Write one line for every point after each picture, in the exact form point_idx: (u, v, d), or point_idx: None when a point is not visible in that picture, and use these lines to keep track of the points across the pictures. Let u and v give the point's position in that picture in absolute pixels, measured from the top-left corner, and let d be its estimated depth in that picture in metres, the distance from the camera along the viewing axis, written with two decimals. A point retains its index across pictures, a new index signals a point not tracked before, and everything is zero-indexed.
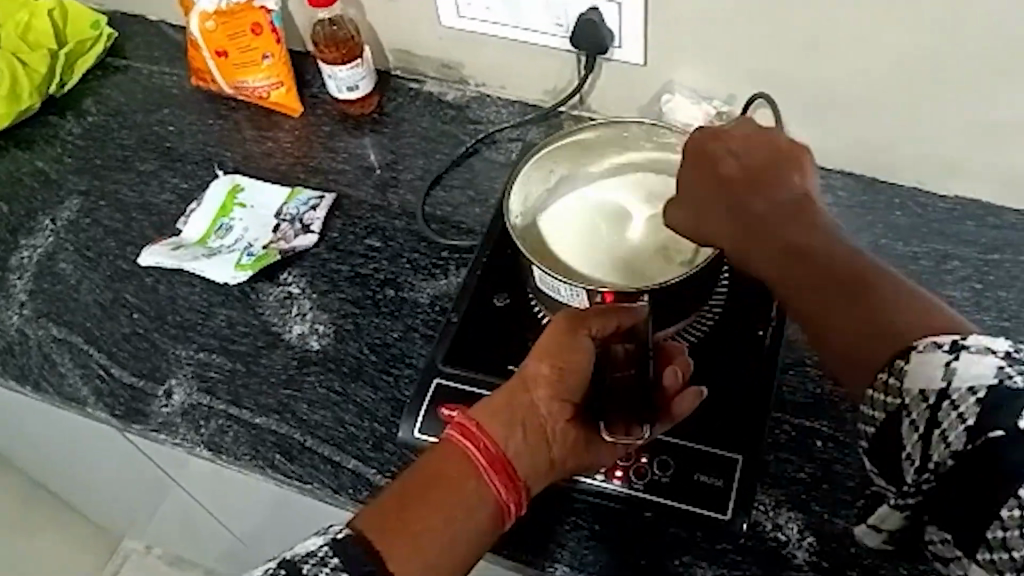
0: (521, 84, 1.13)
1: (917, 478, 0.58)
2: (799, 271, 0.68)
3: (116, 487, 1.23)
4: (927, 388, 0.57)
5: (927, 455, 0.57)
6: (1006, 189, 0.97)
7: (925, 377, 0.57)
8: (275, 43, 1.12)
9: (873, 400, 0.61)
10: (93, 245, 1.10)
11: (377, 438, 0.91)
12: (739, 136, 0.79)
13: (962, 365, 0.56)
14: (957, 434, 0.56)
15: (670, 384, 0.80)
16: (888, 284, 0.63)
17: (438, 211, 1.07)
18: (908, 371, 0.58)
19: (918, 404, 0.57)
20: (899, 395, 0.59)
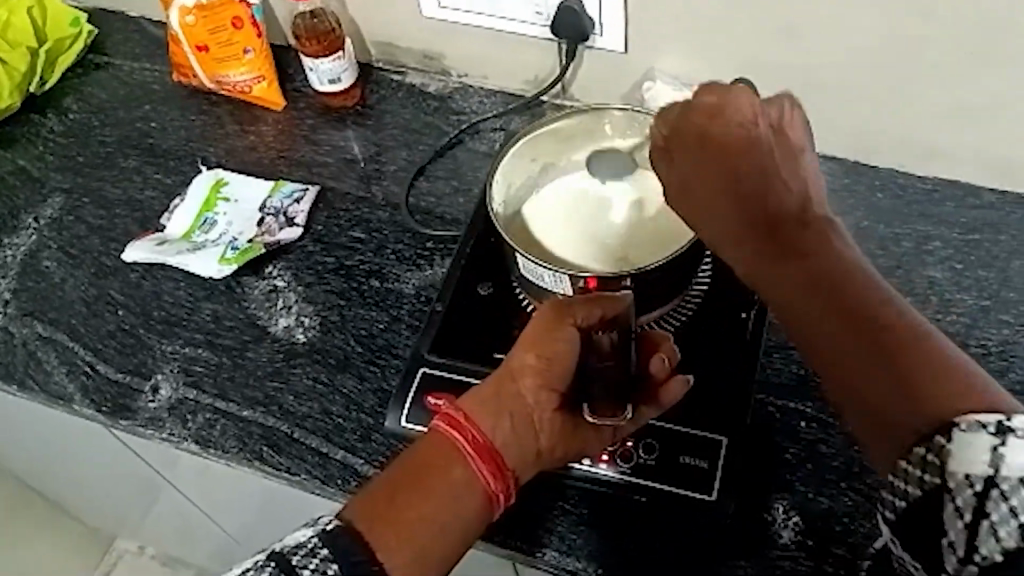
0: (503, 74, 1.13)
1: (958, 565, 0.56)
2: (809, 285, 0.65)
3: (107, 487, 1.22)
4: (974, 475, 0.54)
5: (974, 547, 0.55)
6: (987, 170, 0.98)
7: (974, 466, 0.54)
8: (256, 36, 1.12)
9: (908, 475, 0.58)
10: (76, 243, 1.09)
11: (365, 429, 0.92)
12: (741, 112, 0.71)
13: (1012, 454, 0.54)
14: (1009, 528, 0.54)
15: (657, 373, 0.79)
16: (916, 339, 0.59)
17: (422, 202, 1.08)
18: (953, 454, 0.55)
19: (963, 488, 0.55)
20: (939, 476, 0.56)
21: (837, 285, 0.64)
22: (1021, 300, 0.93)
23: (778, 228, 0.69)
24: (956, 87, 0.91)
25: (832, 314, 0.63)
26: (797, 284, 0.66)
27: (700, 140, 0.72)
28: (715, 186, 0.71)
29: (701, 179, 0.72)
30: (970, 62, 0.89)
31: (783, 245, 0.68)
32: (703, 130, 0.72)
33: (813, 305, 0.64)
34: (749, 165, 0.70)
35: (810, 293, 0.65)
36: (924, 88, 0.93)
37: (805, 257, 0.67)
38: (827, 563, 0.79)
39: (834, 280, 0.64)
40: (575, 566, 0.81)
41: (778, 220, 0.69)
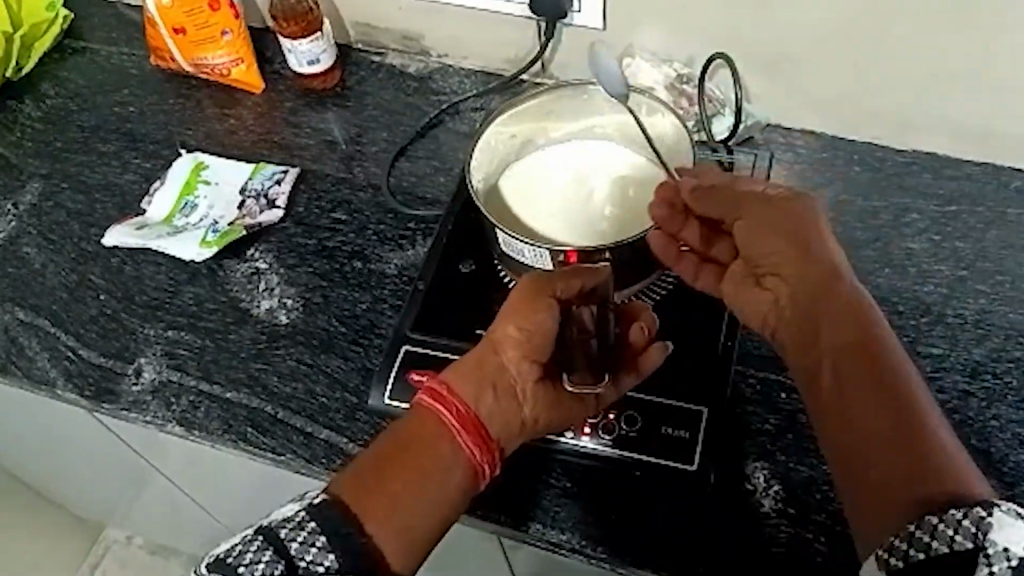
0: (483, 54, 1.12)
1: None
2: (843, 354, 0.67)
3: (94, 474, 1.21)
4: (1014, 549, 0.53)
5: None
6: (962, 141, 0.98)
7: (1014, 540, 0.53)
8: (234, 18, 1.11)
9: (937, 532, 0.55)
10: (56, 228, 1.09)
11: (349, 408, 0.92)
12: (802, 203, 0.74)
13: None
14: None
15: (637, 340, 0.81)
16: (934, 433, 0.61)
17: (403, 182, 1.08)
18: (998, 525, 0.53)
19: (1001, 557, 0.53)
20: (973, 539, 0.54)
21: (874, 365, 0.65)
22: (997, 270, 0.94)
23: (823, 306, 0.69)
24: (929, 57, 0.92)
25: (861, 389, 0.64)
26: (834, 360, 0.67)
27: (740, 214, 0.76)
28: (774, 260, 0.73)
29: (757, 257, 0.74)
30: (941, 31, 0.89)
31: (826, 326, 0.69)
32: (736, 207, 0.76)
33: (849, 380, 0.65)
34: (803, 253, 0.72)
35: (845, 365, 0.66)
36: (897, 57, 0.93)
37: (846, 334, 0.67)
38: (807, 530, 0.80)
39: (874, 360, 0.65)
40: (559, 538, 0.82)
41: (826, 297, 0.69)
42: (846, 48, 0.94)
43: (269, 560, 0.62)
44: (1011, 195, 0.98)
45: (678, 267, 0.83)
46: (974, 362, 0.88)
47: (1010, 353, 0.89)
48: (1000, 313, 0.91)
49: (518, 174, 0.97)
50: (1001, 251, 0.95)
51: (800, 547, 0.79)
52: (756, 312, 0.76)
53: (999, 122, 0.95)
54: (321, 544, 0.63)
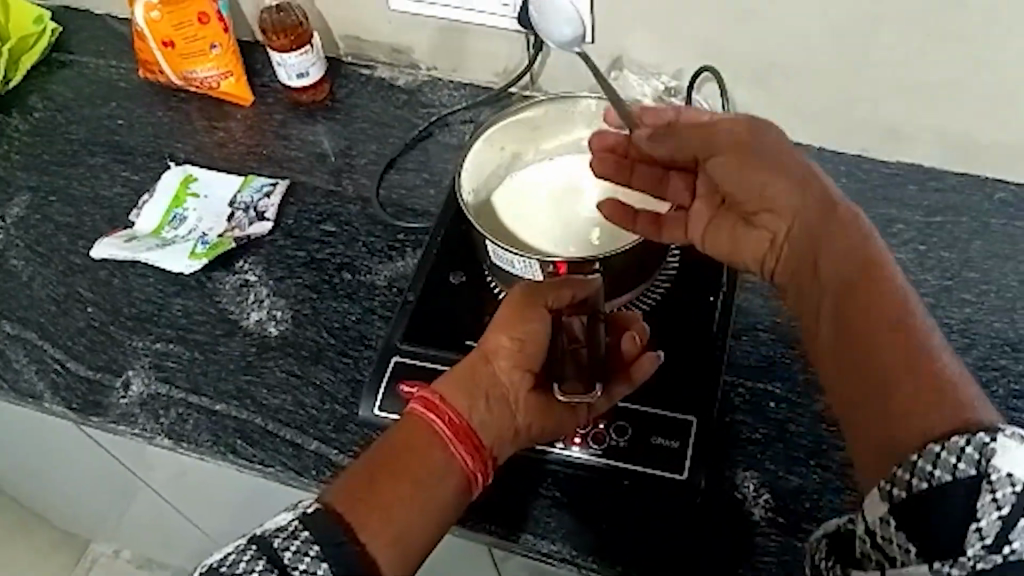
0: (471, 66, 1.13)
1: (977, 553, 0.52)
2: (842, 287, 0.65)
3: (79, 488, 1.20)
4: (1017, 474, 0.52)
5: (1006, 537, 0.52)
6: (950, 149, 0.99)
7: (1018, 465, 0.52)
8: (222, 31, 1.11)
9: (940, 461, 0.53)
10: (44, 241, 1.08)
11: (339, 419, 0.92)
12: (764, 133, 0.73)
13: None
14: None
15: (629, 349, 0.81)
16: (936, 358, 0.58)
17: (393, 194, 1.08)
18: (1004, 452, 0.52)
19: (1006, 485, 0.52)
20: (976, 466, 0.53)
21: (871, 297, 0.62)
22: (982, 279, 0.95)
23: (822, 241, 0.67)
24: (919, 60, 0.92)
25: (861, 322, 0.62)
26: (834, 296, 0.65)
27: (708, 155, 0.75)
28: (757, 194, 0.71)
29: (739, 195, 0.72)
30: (932, 28, 0.89)
31: (822, 261, 0.67)
32: (708, 146, 0.75)
33: (849, 316, 0.63)
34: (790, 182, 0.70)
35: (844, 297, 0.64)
36: (887, 58, 0.93)
37: (844, 267, 0.65)
38: (796, 537, 0.80)
39: (874, 291, 0.62)
40: (550, 548, 0.82)
41: (820, 229, 0.67)
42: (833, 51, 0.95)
43: (263, 569, 0.62)
44: (994, 206, 0.99)
45: (640, 227, 0.84)
46: None
47: (995, 361, 0.89)
48: (986, 322, 0.92)
49: (507, 185, 0.97)
50: (985, 260, 0.96)
51: (790, 555, 0.80)
52: (755, 253, 0.74)
53: (987, 128, 0.96)
54: (314, 553, 0.62)
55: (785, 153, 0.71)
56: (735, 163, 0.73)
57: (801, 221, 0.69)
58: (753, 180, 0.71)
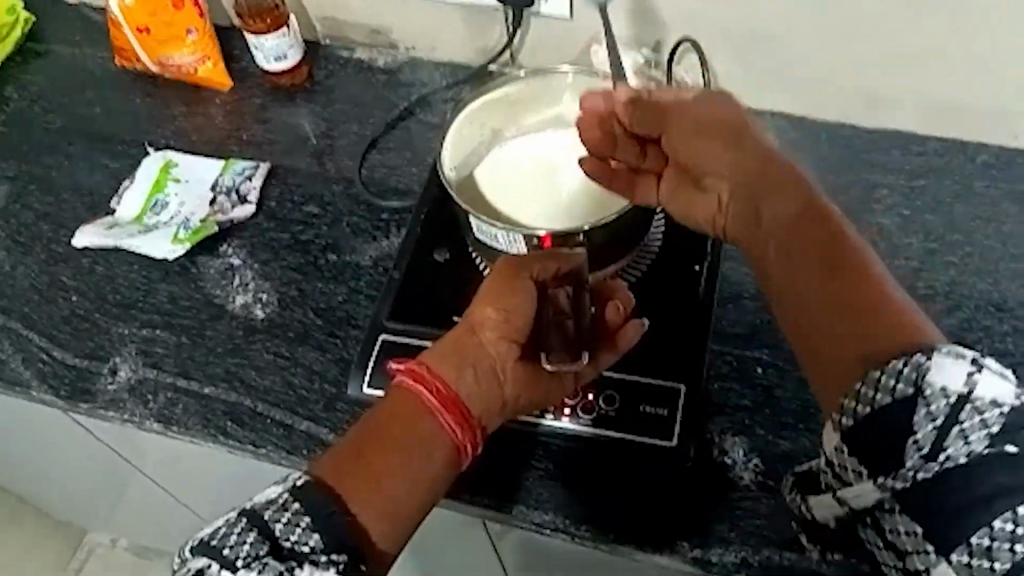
0: (449, 45, 1.13)
1: (918, 464, 0.55)
2: (789, 232, 0.68)
3: (68, 475, 1.19)
4: (951, 387, 0.55)
5: (940, 445, 0.55)
6: (928, 117, 1.00)
7: (951, 379, 0.55)
8: (198, 16, 1.10)
9: (881, 385, 0.58)
10: (25, 231, 1.08)
11: (328, 399, 0.92)
12: (720, 99, 0.76)
13: (987, 380, 0.55)
14: (978, 434, 0.54)
15: (612, 319, 0.81)
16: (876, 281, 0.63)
17: (376, 174, 1.07)
18: (937, 368, 0.56)
19: (939, 398, 0.55)
20: (914, 385, 0.56)
21: (813, 233, 0.67)
22: (966, 241, 0.95)
23: (763, 192, 0.70)
24: (899, 28, 0.92)
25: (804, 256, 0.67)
26: (780, 242, 0.69)
27: (667, 125, 0.77)
28: (700, 155, 0.74)
29: (690, 158, 0.75)
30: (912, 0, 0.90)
31: (766, 212, 0.70)
32: (665, 114, 0.77)
33: (795, 254, 0.67)
34: (729, 137, 0.73)
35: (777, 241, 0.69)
36: (864, 30, 0.94)
37: (788, 215, 0.69)
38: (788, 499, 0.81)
39: (813, 227, 0.67)
40: (543, 519, 0.82)
41: (759, 181, 0.71)
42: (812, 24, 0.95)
43: (255, 541, 0.62)
44: (975, 168, 0.99)
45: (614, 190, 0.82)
46: (945, 332, 0.90)
47: (979, 322, 0.90)
48: (969, 284, 0.93)
49: (488, 160, 0.98)
50: (968, 223, 0.96)
51: (781, 517, 0.80)
52: (705, 215, 0.76)
53: (963, 96, 0.97)
54: (306, 524, 0.63)
55: (735, 114, 0.75)
56: (688, 125, 0.75)
57: (740, 177, 0.72)
58: (704, 142, 0.74)
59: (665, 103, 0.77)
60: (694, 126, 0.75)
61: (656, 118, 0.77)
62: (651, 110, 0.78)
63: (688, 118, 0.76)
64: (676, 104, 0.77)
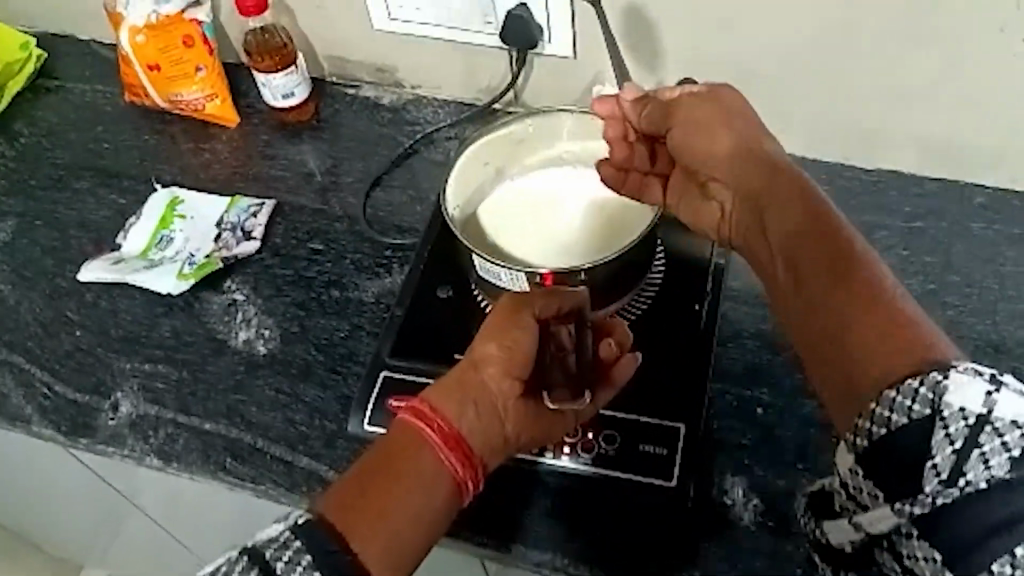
0: (454, 83, 1.14)
1: (938, 489, 0.53)
2: (795, 242, 0.67)
3: (68, 511, 1.19)
4: (969, 408, 0.54)
5: (960, 470, 0.53)
6: (925, 158, 1.01)
7: (970, 398, 0.54)
8: (208, 54, 1.12)
9: (897, 406, 0.55)
10: (31, 265, 1.08)
11: (329, 436, 0.92)
12: (723, 94, 0.78)
13: (1007, 400, 0.54)
14: (998, 459, 0.53)
15: (607, 356, 0.81)
16: (886, 291, 0.61)
17: (379, 211, 1.08)
18: (954, 389, 0.54)
19: (957, 420, 0.54)
20: (931, 406, 0.54)
21: (820, 243, 0.65)
22: (965, 282, 0.95)
23: (769, 200, 0.71)
24: (897, 69, 0.94)
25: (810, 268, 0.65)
26: (785, 251, 0.68)
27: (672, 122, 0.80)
28: (705, 158, 0.77)
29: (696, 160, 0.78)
30: (908, 43, 0.91)
31: (770, 221, 0.70)
32: (670, 113, 0.80)
33: (801, 269, 0.66)
34: (737, 142, 0.75)
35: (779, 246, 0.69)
36: (864, 70, 0.95)
37: (791, 225, 0.68)
38: (788, 543, 0.80)
39: (820, 238, 0.65)
40: (541, 559, 0.82)
41: (766, 191, 0.72)
42: (810, 66, 0.96)
43: None
44: (974, 210, 1.00)
45: (625, 192, 0.89)
46: None
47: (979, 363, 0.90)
48: (968, 325, 0.93)
49: (491, 200, 0.99)
50: (967, 264, 0.97)
51: (781, 560, 0.80)
52: (712, 219, 0.80)
53: (961, 138, 0.97)
54: (306, 562, 0.61)
55: (739, 113, 0.77)
56: (693, 125, 0.78)
57: (742, 184, 0.74)
58: (708, 142, 0.77)
59: (671, 103, 0.80)
60: (698, 125, 0.78)
61: (661, 117, 0.81)
62: (659, 111, 0.81)
63: (694, 119, 0.78)
64: (681, 103, 0.80)
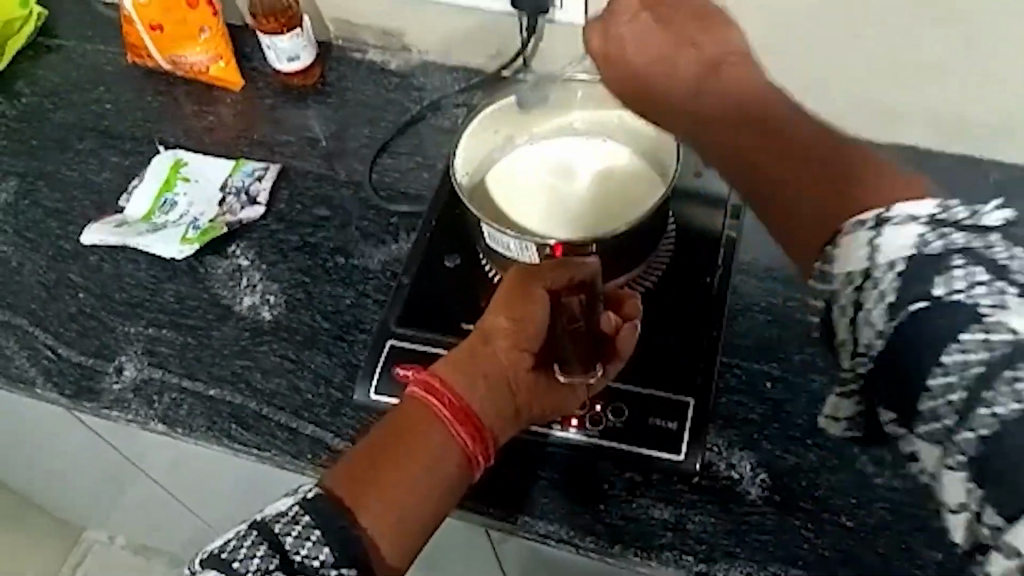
0: (463, 49, 1.12)
1: (853, 362, 0.57)
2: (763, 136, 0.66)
3: (73, 474, 1.18)
4: (853, 268, 0.55)
5: (858, 337, 0.55)
6: (938, 130, 1.00)
7: (852, 259, 0.55)
8: (213, 15, 1.10)
9: (815, 288, 0.58)
10: (33, 227, 1.07)
11: (334, 403, 0.91)
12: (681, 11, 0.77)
13: (887, 240, 0.54)
14: (878, 312, 0.54)
15: (607, 329, 0.80)
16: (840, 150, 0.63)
17: (385, 178, 1.07)
18: (836, 256, 0.56)
19: (846, 286, 0.56)
20: (829, 279, 0.57)
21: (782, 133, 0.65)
22: None
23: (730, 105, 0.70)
24: (915, 42, 0.92)
25: (772, 140, 0.66)
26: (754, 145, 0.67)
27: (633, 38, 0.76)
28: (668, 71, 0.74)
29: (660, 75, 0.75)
30: (911, 24, 0.90)
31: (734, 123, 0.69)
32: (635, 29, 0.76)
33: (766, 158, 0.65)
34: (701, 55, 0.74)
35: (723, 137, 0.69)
36: (865, 49, 0.94)
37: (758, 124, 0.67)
38: (794, 518, 0.80)
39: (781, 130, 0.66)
40: (547, 529, 0.82)
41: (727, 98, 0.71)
42: (807, 47, 0.96)
43: (265, 554, 0.61)
44: (987, 186, 0.99)
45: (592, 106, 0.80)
46: None
47: None
48: None
49: (502, 167, 0.97)
50: None
51: (786, 533, 0.80)
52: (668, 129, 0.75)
53: (976, 112, 0.96)
54: (316, 537, 0.62)
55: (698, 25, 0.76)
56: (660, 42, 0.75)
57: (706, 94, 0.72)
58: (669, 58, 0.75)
59: (627, 20, 0.77)
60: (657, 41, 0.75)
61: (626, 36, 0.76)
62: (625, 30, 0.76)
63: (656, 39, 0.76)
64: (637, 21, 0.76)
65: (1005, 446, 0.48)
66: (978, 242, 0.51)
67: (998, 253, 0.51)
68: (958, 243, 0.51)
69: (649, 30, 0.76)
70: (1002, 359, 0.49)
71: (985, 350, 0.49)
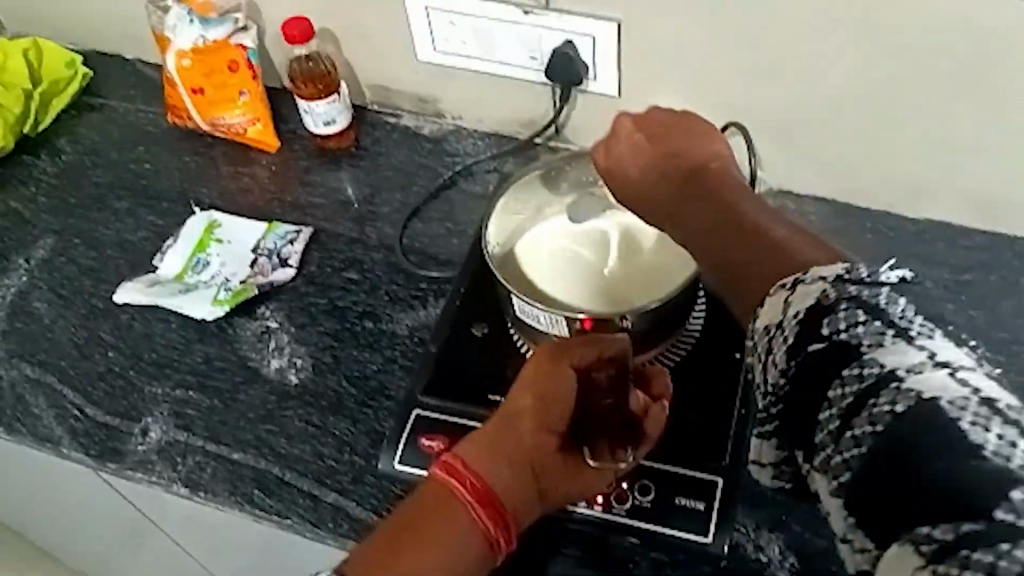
0: (496, 117, 1.13)
1: (766, 405, 0.64)
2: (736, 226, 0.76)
3: (91, 530, 1.18)
4: (769, 323, 0.63)
5: (769, 380, 0.63)
6: (971, 210, 0.99)
7: (770, 314, 0.63)
8: (252, 79, 1.12)
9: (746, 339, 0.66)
10: (68, 284, 1.09)
11: (357, 471, 0.91)
12: (679, 127, 0.90)
13: (798, 298, 0.61)
14: (781, 355, 0.61)
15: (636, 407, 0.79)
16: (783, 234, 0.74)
17: (416, 243, 1.08)
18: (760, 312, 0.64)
19: (762, 336, 0.63)
20: (754, 332, 0.65)
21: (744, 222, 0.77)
22: (1012, 340, 0.93)
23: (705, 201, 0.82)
24: (948, 122, 0.92)
25: (737, 224, 0.77)
26: (726, 230, 0.77)
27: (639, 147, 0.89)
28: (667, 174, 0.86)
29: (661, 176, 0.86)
30: (942, 99, 0.90)
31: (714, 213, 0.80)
32: (639, 139, 0.89)
33: (733, 238, 0.76)
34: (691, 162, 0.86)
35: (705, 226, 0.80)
36: (897, 121, 0.94)
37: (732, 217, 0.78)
38: None
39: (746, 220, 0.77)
40: None
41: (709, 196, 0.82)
42: (840, 124, 0.96)
43: None
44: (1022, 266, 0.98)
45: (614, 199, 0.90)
46: None
47: None
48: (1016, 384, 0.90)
49: (531, 237, 0.96)
50: (1014, 321, 0.94)
51: None
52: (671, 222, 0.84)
53: (1010, 193, 0.95)
54: None
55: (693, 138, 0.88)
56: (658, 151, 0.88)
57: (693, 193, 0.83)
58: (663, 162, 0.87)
59: (631, 130, 0.90)
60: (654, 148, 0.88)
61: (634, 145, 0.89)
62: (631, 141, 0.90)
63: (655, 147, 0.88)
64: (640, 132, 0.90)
65: (876, 457, 0.55)
66: (867, 293, 0.59)
67: (886, 303, 0.58)
68: (848, 292, 0.59)
69: (642, 143, 0.89)
70: (869, 388, 0.56)
71: (858, 382, 0.57)
